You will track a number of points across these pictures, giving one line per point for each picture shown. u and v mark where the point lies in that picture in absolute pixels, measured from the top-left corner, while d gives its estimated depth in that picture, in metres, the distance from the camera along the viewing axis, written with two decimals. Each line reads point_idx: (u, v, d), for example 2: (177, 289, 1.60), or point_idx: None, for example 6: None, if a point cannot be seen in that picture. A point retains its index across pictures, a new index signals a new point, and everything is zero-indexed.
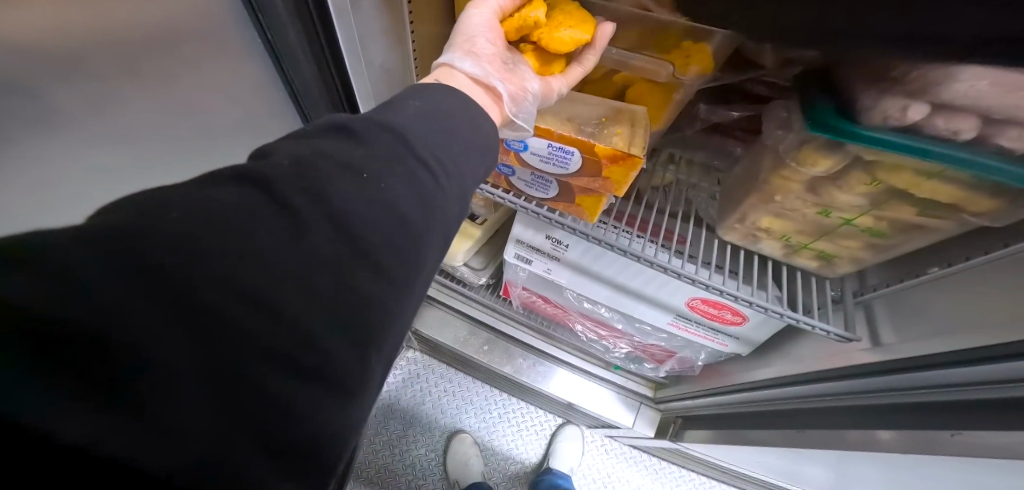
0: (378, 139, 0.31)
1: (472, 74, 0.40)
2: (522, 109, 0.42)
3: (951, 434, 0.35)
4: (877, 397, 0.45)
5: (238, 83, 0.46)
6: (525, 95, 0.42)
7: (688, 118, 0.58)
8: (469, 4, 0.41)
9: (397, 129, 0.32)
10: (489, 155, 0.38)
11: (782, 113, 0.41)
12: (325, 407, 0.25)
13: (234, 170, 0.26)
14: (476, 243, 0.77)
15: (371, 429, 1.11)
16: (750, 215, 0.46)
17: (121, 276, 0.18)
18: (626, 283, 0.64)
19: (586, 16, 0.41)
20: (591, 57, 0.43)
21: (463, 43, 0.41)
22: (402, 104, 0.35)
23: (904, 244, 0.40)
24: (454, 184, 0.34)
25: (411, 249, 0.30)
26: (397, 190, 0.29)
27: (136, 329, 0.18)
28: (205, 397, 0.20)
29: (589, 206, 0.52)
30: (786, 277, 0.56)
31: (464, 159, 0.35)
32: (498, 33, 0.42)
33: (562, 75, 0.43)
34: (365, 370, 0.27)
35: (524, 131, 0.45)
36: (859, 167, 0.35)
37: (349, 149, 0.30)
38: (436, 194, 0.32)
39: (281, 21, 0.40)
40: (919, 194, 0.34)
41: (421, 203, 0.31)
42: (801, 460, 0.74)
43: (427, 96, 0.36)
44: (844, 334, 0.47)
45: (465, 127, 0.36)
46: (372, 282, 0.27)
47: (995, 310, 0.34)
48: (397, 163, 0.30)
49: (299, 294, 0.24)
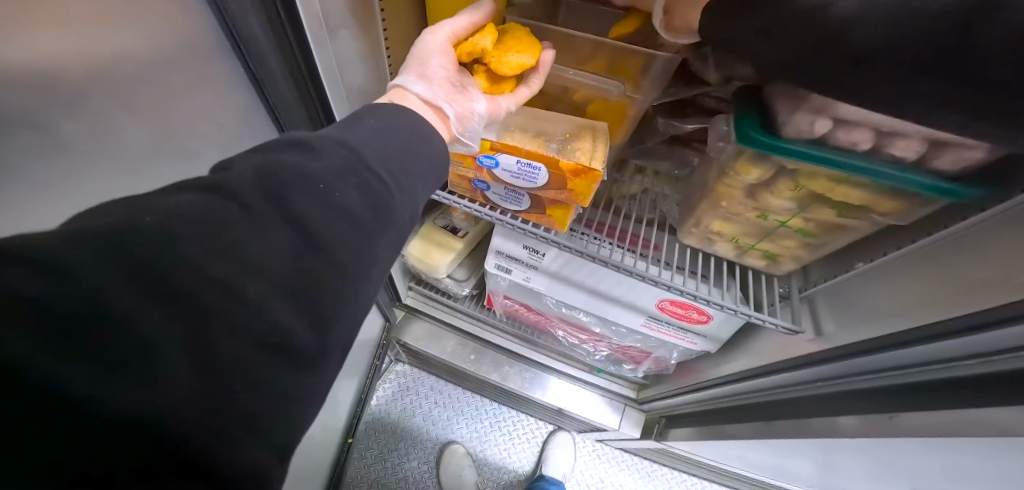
0: (333, 151, 0.34)
1: (424, 97, 0.44)
2: (467, 129, 0.47)
3: (891, 417, 0.40)
4: (828, 383, 0.48)
5: (232, 117, 0.48)
6: (471, 115, 0.46)
7: (649, 130, 0.63)
8: (424, 31, 0.44)
9: (347, 146, 0.35)
10: (439, 167, 0.42)
11: (723, 126, 0.46)
12: (292, 402, 0.28)
13: (191, 185, 0.28)
14: (458, 256, 0.80)
15: (362, 443, 1.12)
16: (704, 219, 0.51)
17: (110, 272, 0.21)
18: (600, 288, 0.67)
19: (533, 42, 0.45)
20: (537, 81, 0.48)
21: (417, 68, 0.45)
22: (359, 121, 0.39)
23: (832, 242, 0.45)
24: (405, 195, 0.37)
25: (367, 254, 0.33)
26: (350, 198, 0.33)
27: (121, 311, 0.21)
28: (186, 366, 0.23)
29: (559, 217, 0.56)
30: (743, 276, 0.61)
31: (416, 170, 0.39)
32: (450, 57, 0.45)
33: (511, 95, 0.48)
34: (321, 366, 0.30)
35: (471, 146, 0.50)
36: (786, 175, 0.40)
37: (306, 161, 0.32)
38: (387, 204, 0.35)
39: (268, 58, 0.41)
40: (835, 197, 0.38)
41: (371, 210, 0.34)
42: (779, 452, 0.77)
43: (376, 114, 0.40)
44: (791, 327, 0.51)
45: (419, 141, 0.40)
46: (336, 283, 0.31)
47: (913, 297, 0.39)
48: (351, 175, 0.33)
49: (270, 296, 0.27)
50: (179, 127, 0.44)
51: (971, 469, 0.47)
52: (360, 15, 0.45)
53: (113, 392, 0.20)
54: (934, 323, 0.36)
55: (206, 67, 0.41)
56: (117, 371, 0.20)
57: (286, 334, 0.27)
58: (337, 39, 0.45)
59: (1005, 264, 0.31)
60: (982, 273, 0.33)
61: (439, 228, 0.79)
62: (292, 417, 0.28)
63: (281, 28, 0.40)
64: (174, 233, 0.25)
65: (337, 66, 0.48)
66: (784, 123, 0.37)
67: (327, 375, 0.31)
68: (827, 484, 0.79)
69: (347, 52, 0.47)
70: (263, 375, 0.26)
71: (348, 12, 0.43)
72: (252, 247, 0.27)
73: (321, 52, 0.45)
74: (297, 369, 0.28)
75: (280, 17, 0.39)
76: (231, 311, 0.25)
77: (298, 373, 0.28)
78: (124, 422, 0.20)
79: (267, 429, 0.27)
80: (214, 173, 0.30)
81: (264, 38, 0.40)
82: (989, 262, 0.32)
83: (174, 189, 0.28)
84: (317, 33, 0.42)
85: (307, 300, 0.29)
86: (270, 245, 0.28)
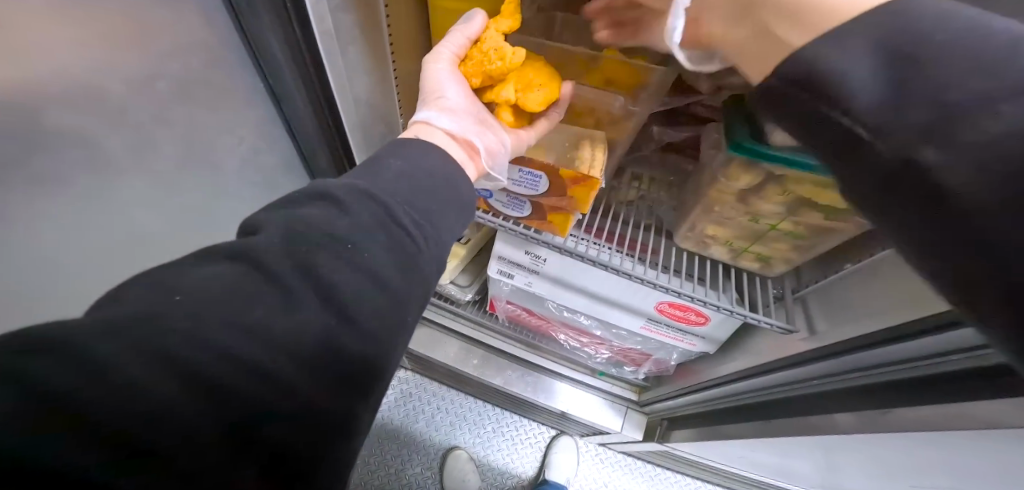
0: (361, 209, 0.35)
1: (452, 131, 0.46)
2: (496, 164, 0.49)
3: (883, 413, 0.41)
4: (823, 383, 0.50)
5: (249, 128, 0.49)
6: (500, 149, 0.48)
7: (646, 138, 0.65)
8: (428, 60, 0.44)
9: (373, 199, 0.36)
10: (466, 210, 0.43)
11: (714, 134, 0.48)
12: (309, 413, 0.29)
13: (221, 252, 0.30)
14: (461, 263, 0.82)
15: (366, 451, 1.13)
16: (698, 224, 0.53)
17: (141, 317, 0.24)
18: (601, 292, 0.69)
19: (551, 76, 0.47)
20: (556, 114, 0.49)
21: (434, 103, 0.45)
22: (384, 163, 0.40)
23: (823, 244, 0.47)
24: (433, 248, 0.38)
25: (396, 255, 0.35)
26: (378, 257, 0.34)
27: (128, 370, 0.23)
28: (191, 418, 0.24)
29: (559, 223, 0.57)
30: (739, 278, 0.62)
31: (443, 217, 0.40)
32: (460, 85, 0.47)
33: (531, 127, 0.49)
34: (355, 373, 0.32)
35: (498, 180, 0.52)
36: (773, 181, 0.42)
37: (334, 219, 0.33)
38: (414, 262, 0.36)
39: (282, 70, 0.43)
40: (822, 201, 0.41)
41: (399, 270, 0.35)
42: (782, 453, 0.78)
43: (400, 154, 0.41)
44: (786, 326, 0.53)
45: (443, 184, 0.41)
46: (368, 301, 0.32)
47: (896, 297, 0.41)
48: (379, 233, 0.35)
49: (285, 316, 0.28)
50: None
51: (965, 458, 0.49)
52: (368, 30, 0.45)
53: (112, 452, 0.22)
54: (919, 318, 0.38)
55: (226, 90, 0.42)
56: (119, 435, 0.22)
57: (313, 337, 0.29)
58: (346, 55, 0.45)
59: None
60: None
61: None
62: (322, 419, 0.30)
63: (299, 54, 0.42)
64: None
65: (348, 80, 0.48)
66: (773, 131, 0.39)
67: (357, 383, 0.32)
68: (831, 482, 0.80)
69: (357, 66, 0.47)
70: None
71: (357, 28, 0.43)
72: None
73: (332, 68, 0.45)
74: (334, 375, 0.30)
75: (296, 36, 0.40)
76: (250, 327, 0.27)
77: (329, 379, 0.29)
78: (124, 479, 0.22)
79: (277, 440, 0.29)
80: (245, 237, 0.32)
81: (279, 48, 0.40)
82: None
83: (208, 253, 0.30)
84: (330, 48, 0.42)
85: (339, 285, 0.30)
86: None
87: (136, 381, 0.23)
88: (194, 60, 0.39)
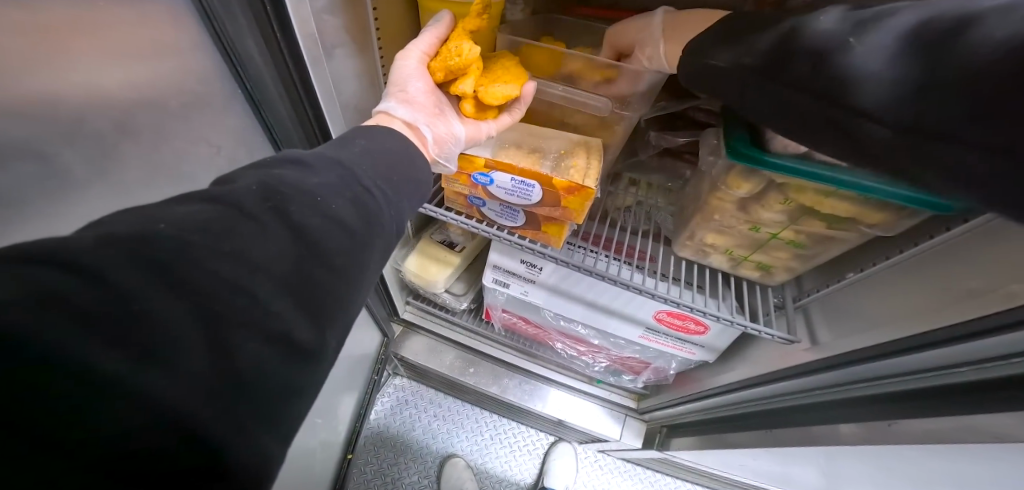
0: (328, 170, 0.34)
1: (406, 121, 0.44)
2: (445, 151, 0.48)
3: (890, 424, 0.40)
4: (826, 393, 0.48)
5: (231, 139, 0.46)
6: (450, 139, 0.47)
7: (642, 142, 0.64)
8: (398, 58, 0.45)
9: (343, 166, 0.35)
10: (423, 186, 0.43)
11: (713, 140, 0.47)
12: (281, 417, 0.27)
13: (199, 195, 0.29)
14: (455, 272, 0.81)
15: (361, 459, 1.10)
16: (698, 232, 0.52)
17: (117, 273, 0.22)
18: (599, 301, 0.68)
19: (516, 73, 0.46)
20: (518, 110, 0.49)
21: (397, 93, 0.45)
22: (351, 142, 0.39)
23: (824, 253, 0.46)
24: (393, 209, 0.38)
25: (358, 264, 0.33)
26: (350, 283, 0.33)
27: (130, 315, 0.21)
28: (184, 376, 0.22)
29: (554, 233, 0.56)
30: (738, 287, 0.62)
31: (401, 185, 0.40)
32: (427, 80, 0.46)
33: (493, 121, 0.49)
34: (313, 384, 0.30)
35: (446, 167, 0.51)
36: (774, 189, 0.41)
37: (305, 177, 0.33)
38: (376, 217, 0.35)
39: (264, 78, 0.41)
40: (823, 209, 0.40)
41: (363, 221, 0.34)
42: (786, 461, 0.76)
43: (368, 135, 0.41)
44: (788, 337, 0.52)
45: (405, 160, 0.41)
46: (329, 308, 0.31)
47: (906, 307, 0.40)
48: (343, 189, 0.34)
49: (256, 279, 0.27)
50: (175, 152, 0.42)
51: (970, 467, 0.48)
52: (354, 30, 0.45)
53: (106, 399, 0.20)
54: (928, 332, 0.36)
55: (209, 96, 0.40)
56: (107, 385, 0.20)
57: (290, 342, 0.28)
58: (333, 59, 0.45)
59: (1002, 273, 0.31)
60: (970, 284, 0.34)
61: (436, 243, 0.80)
62: (278, 452, 0.27)
63: (281, 57, 0.41)
64: (158, 235, 0.24)
65: (334, 84, 0.47)
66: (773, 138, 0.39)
67: (310, 402, 0.30)
68: None
69: (342, 71, 0.47)
70: (263, 383, 0.26)
71: (343, 31, 0.44)
72: (255, 244, 0.28)
73: (319, 73, 0.44)
74: (296, 390, 0.28)
75: (276, 37, 0.38)
76: (216, 283, 0.25)
77: (285, 397, 0.28)
78: (114, 441, 0.20)
79: (271, 423, 0.27)
80: (218, 186, 0.30)
81: (258, 55, 0.38)
82: (976, 273, 0.34)
83: (183, 198, 0.28)
84: (314, 52, 0.42)
85: (292, 284, 0.29)
86: (264, 245, 0.28)
87: (133, 328, 0.21)
88: (184, 74, 0.37)
